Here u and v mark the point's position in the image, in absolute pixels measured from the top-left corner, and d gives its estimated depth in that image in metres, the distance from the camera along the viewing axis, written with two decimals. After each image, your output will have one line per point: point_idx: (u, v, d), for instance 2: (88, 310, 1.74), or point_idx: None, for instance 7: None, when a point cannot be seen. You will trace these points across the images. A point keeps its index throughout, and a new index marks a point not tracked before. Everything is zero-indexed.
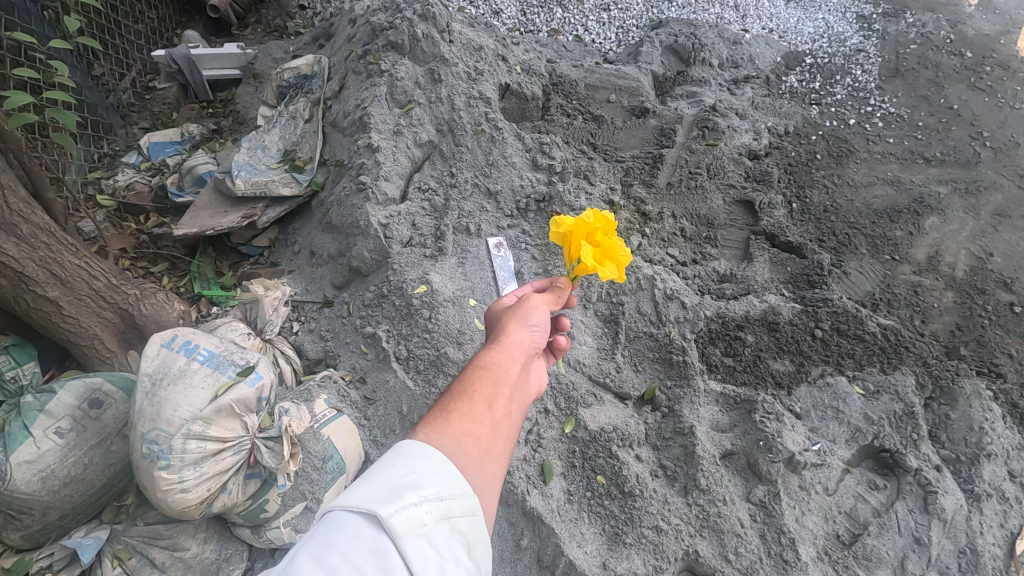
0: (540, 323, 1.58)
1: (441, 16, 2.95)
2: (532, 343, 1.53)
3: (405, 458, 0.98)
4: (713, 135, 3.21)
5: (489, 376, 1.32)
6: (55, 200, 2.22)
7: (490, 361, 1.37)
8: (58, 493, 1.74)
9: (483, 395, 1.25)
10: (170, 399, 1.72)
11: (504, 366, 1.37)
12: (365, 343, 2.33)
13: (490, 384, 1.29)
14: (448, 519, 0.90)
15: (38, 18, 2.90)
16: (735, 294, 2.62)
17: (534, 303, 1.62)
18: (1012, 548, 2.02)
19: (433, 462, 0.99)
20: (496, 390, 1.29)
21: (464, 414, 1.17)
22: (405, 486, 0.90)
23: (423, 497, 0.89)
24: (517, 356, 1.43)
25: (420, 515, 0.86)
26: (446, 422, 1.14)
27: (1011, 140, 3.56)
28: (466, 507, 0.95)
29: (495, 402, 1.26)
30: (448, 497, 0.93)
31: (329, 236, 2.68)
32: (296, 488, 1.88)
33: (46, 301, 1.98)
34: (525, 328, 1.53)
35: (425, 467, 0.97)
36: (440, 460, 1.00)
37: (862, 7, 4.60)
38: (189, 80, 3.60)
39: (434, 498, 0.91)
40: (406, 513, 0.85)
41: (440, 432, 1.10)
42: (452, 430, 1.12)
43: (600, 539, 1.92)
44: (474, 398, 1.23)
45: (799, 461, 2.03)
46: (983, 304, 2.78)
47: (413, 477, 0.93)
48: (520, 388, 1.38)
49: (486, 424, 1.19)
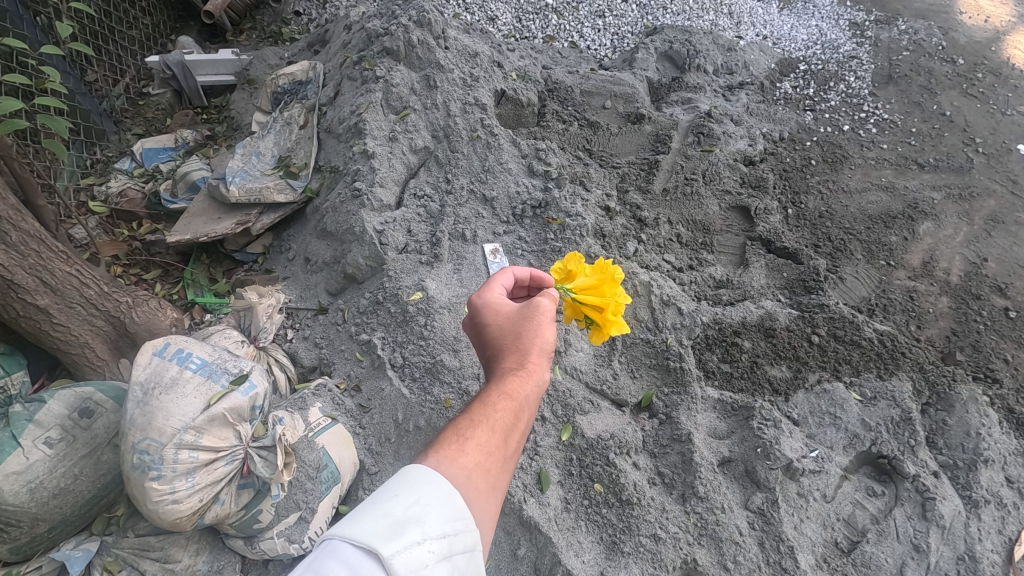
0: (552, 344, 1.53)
1: (436, 23, 2.96)
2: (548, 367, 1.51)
3: (409, 489, 0.96)
4: (708, 141, 3.23)
5: (512, 406, 1.31)
6: (46, 208, 2.20)
7: (513, 388, 1.35)
8: (46, 505, 1.70)
9: (501, 426, 1.25)
10: (163, 409, 1.70)
11: (527, 395, 1.36)
12: (359, 351, 2.30)
13: (509, 416, 1.28)
14: (450, 558, 0.90)
15: (31, 23, 2.88)
16: (731, 300, 2.62)
17: (547, 321, 1.53)
18: (1012, 555, 2.01)
19: (438, 492, 0.98)
20: (515, 421, 1.29)
21: (480, 444, 1.17)
22: (408, 521, 0.89)
23: (425, 535, 0.88)
24: (538, 385, 1.42)
25: (421, 554, 0.85)
26: (461, 451, 1.13)
27: (1002, 146, 3.60)
28: (467, 542, 0.94)
29: (510, 436, 1.26)
30: (451, 533, 0.92)
31: (324, 243, 2.66)
32: (291, 498, 1.85)
33: (35, 309, 1.94)
34: (546, 353, 1.49)
35: (428, 498, 0.96)
36: (447, 489, 1.00)
37: (855, 15, 4.66)
38: (183, 86, 3.59)
39: (437, 535, 0.90)
40: (408, 554, 0.84)
41: (453, 461, 1.09)
42: (465, 460, 1.11)
43: (598, 547, 1.90)
44: (493, 428, 1.23)
45: (798, 468, 2.02)
46: (978, 309, 2.79)
47: (416, 509, 0.92)
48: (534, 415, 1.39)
49: (498, 456, 1.19)
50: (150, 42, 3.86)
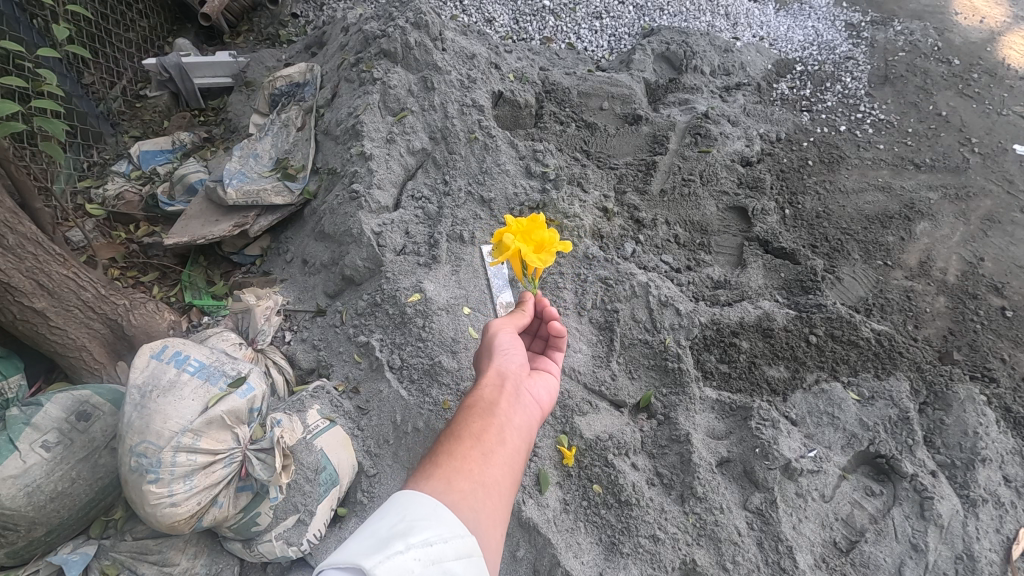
0: (507, 345, 1.64)
1: (433, 25, 2.96)
2: (513, 368, 1.58)
3: (397, 510, 0.98)
4: (706, 142, 3.23)
5: (478, 413, 1.38)
6: (43, 210, 2.18)
7: (475, 399, 1.44)
8: (44, 508, 1.70)
9: (472, 433, 1.30)
10: (160, 412, 1.69)
11: (491, 399, 1.43)
12: (358, 352, 2.30)
13: (477, 420, 1.34)
14: (440, 563, 0.89)
15: (28, 25, 2.87)
16: (729, 301, 2.62)
17: (495, 331, 1.68)
18: (1009, 553, 2.02)
19: (423, 509, 1.00)
20: (485, 423, 1.34)
21: (452, 455, 1.22)
22: (393, 535, 0.90)
23: (410, 544, 0.89)
24: (503, 387, 1.49)
25: (407, 561, 0.85)
26: (435, 467, 1.18)
27: (998, 146, 3.61)
28: (460, 549, 0.94)
29: (485, 435, 1.31)
30: (440, 540, 0.93)
31: (322, 245, 2.65)
32: (289, 500, 1.86)
33: (32, 312, 1.94)
34: (500, 358, 1.59)
35: (416, 515, 0.98)
36: (432, 506, 1.02)
37: (851, 15, 4.67)
38: (180, 88, 3.61)
39: (422, 543, 0.90)
40: (392, 562, 0.84)
41: (430, 478, 1.14)
42: (439, 470, 1.17)
43: (597, 548, 1.90)
44: (462, 436, 1.29)
45: (796, 468, 2.03)
46: (975, 309, 2.80)
47: (402, 525, 0.93)
48: (513, 413, 1.43)
49: (476, 456, 1.24)
50: (146, 44, 3.86)
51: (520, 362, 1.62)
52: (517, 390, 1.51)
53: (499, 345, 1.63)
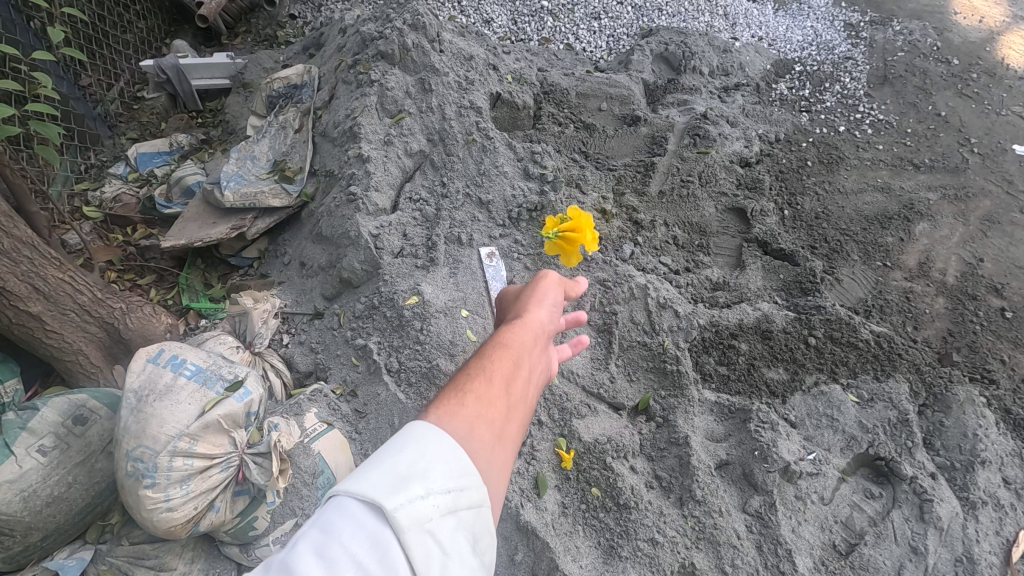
0: (548, 305, 1.48)
1: (431, 26, 2.95)
2: (549, 325, 1.43)
3: (419, 442, 0.91)
4: (704, 143, 3.23)
5: (510, 356, 1.22)
6: (39, 213, 2.17)
7: (507, 339, 1.28)
8: (40, 513, 1.69)
9: (501, 375, 1.16)
10: (157, 416, 1.68)
11: (524, 348, 1.28)
12: (355, 356, 2.29)
13: (507, 366, 1.18)
14: (453, 511, 0.86)
15: (24, 27, 2.88)
16: (728, 302, 2.61)
17: (543, 287, 1.54)
18: (1009, 556, 2.01)
19: (444, 446, 0.93)
20: (515, 369, 1.20)
21: (479, 396, 1.08)
22: (412, 475, 0.85)
23: (429, 489, 0.84)
24: (535, 340, 1.33)
25: (426, 508, 0.82)
26: (459, 403, 1.05)
27: (997, 146, 3.61)
28: (472, 496, 0.90)
29: (512, 383, 1.16)
30: (455, 487, 0.88)
31: (320, 247, 2.64)
32: (287, 504, 1.87)
33: (27, 316, 1.93)
34: (540, 307, 1.46)
35: (436, 452, 0.91)
36: (452, 445, 0.94)
37: (850, 15, 4.67)
38: (178, 90, 3.57)
39: (440, 488, 0.86)
40: (411, 506, 0.80)
41: (452, 413, 1.02)
42: (464, 411, 1.03)
43: (596, 552, 1.89)
44: (491, 376, 1.14)
45: (795, 470, 2.03)
46: (975, 310, 2.80)
47: (422, 463, 0.88)
48: (540, 370, 1.29)
49: (501, 406, 1.09)
50: (144, 46, 3.85)
51: (555, 323, 1.47)
52: (545, 346, 1.37)
53: (540, 294, 1.51)
